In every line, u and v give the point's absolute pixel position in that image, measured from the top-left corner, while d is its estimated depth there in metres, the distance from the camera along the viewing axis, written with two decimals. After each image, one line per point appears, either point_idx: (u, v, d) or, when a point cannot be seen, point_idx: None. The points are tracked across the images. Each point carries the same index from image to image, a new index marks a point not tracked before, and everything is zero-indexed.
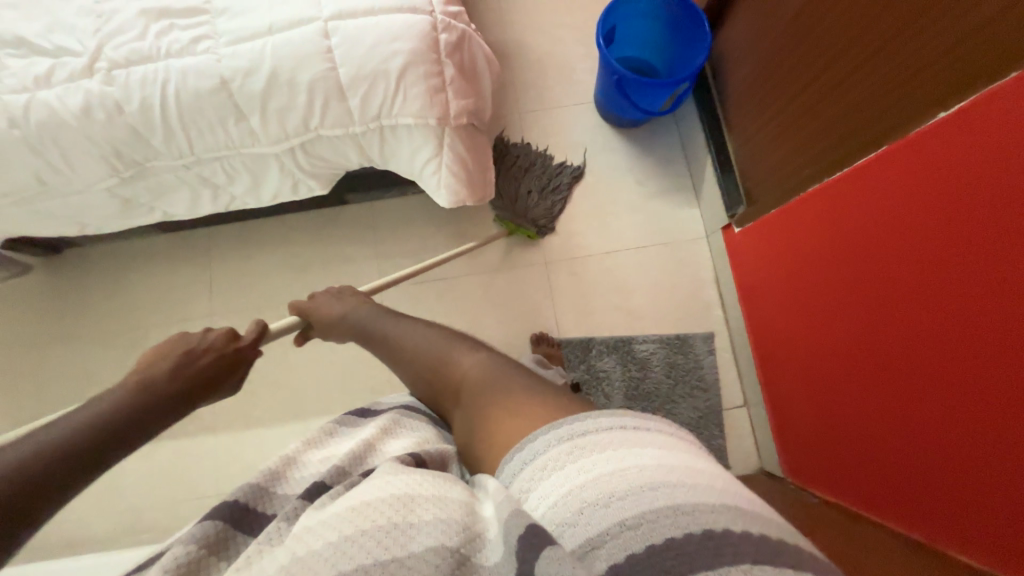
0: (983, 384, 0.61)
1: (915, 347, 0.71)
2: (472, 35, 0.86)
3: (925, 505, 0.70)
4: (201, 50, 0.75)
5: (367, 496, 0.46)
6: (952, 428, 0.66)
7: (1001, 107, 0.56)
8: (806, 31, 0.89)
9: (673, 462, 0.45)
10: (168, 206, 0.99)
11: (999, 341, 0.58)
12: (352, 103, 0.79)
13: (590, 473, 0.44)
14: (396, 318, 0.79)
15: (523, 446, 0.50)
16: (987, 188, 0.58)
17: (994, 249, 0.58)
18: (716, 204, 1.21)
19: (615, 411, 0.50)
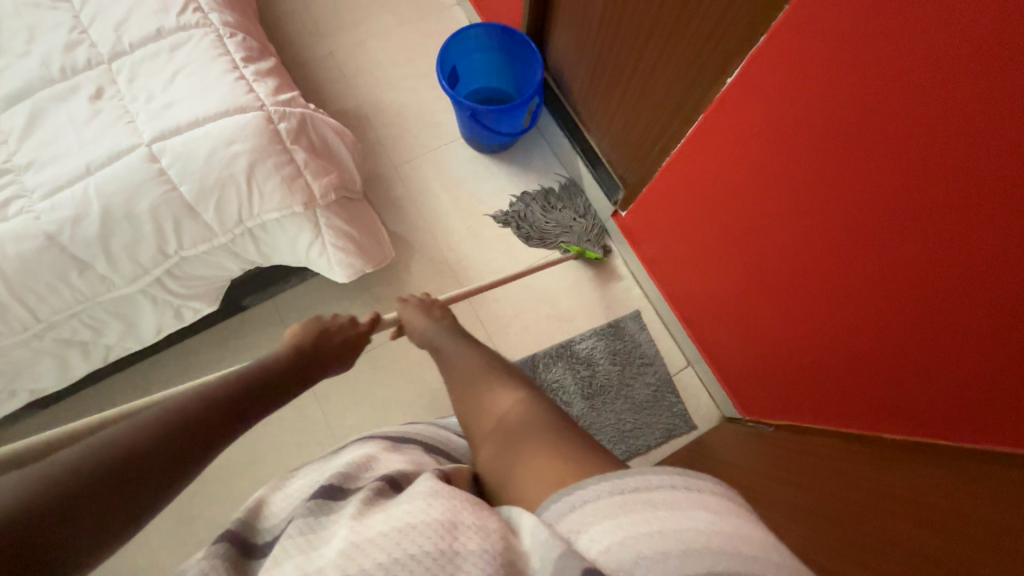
0: (887, 261, 0.70)
1: (813, 262, 0.81)
2: (313, 114, 0.87)
3: (881, 383, 0.78)
4: (14, 212, 0.68)
5: (410, 519, 0.42)
6: (877, 308, 0.74)
7: (793, 41, 0.67)
8: (617, 26, 1.01)
9: (730, 529, 0.40)
10: (32, 382, 0.87)
11: (884, 222, 0.67)
12: (207, 217, 0.76)
13: (646, 527, 0.40)
14: (450, 335, 0.78)
15: (573, 491, 0.44)
16: (816, 106, 0.68)
17: (845, 151, 0.67)
18: (600, 196, 1.30)
19: (666, 466, 0.46)
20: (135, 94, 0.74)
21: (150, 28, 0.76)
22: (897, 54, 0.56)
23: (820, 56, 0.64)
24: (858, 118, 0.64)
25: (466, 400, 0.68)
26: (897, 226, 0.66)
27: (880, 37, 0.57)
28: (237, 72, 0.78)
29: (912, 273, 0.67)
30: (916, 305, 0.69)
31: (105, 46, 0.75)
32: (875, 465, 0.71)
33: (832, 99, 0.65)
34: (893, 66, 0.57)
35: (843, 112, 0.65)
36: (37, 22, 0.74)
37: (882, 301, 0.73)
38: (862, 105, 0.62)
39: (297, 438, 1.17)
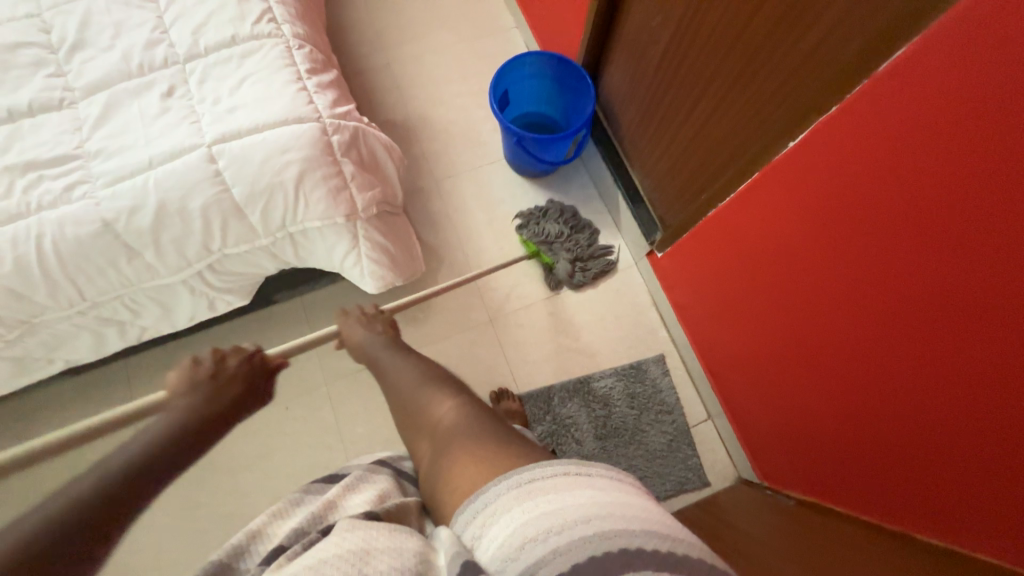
0: (928, 353, 0.66)
1: (853, 339, 0.78)
2: (365, 128, 0.88)
3: (907, 479, 0.73)
4: (77, 197, 0.71)
5: (325, 554, 0.44)
6: (912, 400, 0.70)
7: (856, 116, 0.65)
8: (673, 71, 1.00)
9: (608, 499, 0.46)
10: (69, 353, 0.91)
11: (929, 313, 0.64)
12: (253, 219, 0.78)
13: (533, 512, 0.45)
14: (393, 352, 0.77)
15: (476, 496, 0.49)
16: (873, 184, 0.65)
17: (895, 235, 0.65)
18: (637, 234, 1.28)
19: (558, 458, 0.50)
20: (203, 95, 0.77)
21: (225, 34, 0.80)
22: (963, 146, 0.54)
23: (885, 135, 0.62)
24: (914, 203, 0.61)
25: (408, 415, 0.69)
26: (942, 320, 0.63)
27: (950, 126, 0.54)
28: (300, 83, 0.81)
29: (954, 372, 0.63)
30: (955, 406, 0.64)
31: (182, 47, 0.79)
32: (883, 562, 0.67)
33: (892, 180, 0.63)
34: (959, 157, 0.54)
35: (899, 194, 0.62)
36: (124, 19, 0.79)
37: (919, 394, 0.69)
38: (920, 192, 0.59)
39: (307, 440, 1.17)
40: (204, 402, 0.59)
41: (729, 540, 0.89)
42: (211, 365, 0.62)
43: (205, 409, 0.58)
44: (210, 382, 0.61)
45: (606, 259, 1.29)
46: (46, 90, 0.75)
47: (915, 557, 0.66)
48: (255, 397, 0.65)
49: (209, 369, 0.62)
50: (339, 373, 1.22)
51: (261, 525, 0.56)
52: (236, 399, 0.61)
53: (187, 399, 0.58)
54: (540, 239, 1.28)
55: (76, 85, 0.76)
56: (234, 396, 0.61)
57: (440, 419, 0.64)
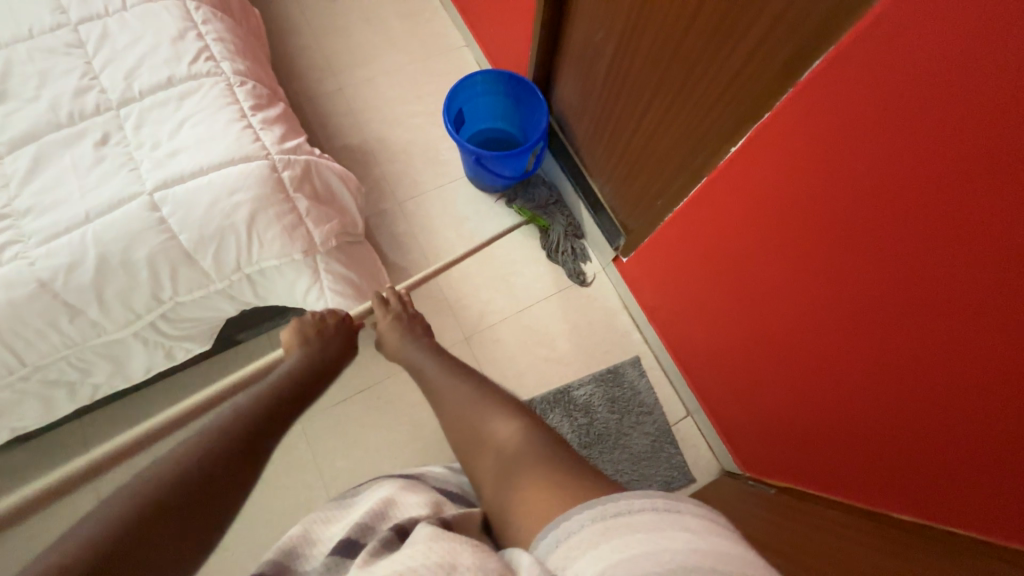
0: (886, 332, 0.71)
1: (817, 327, 0.81)
2: (318, 160, 0.87)
3: (879, 454, 0.77)
4: (9, 258, 0.67)
5: (413, 563, 0.45)
6: (876, 378, 0.75)
7: (795, 118, 0.69)
8: (620, 81, 1.03)
9: (708, 547, 0.40)
10: (14, 421, 0.85)
11: (883, 294, 0.68)
12: (204, 264, 0.75)
13: (623, 552, 0.41)
14: (434, 371, 0.78)
15: (558, 523, 0.47)
16: (818, 180, 0.70)
17: (844, 226, 0.69)
18: (601, 241, 1.30)
19: (647, 490, 0.46)
20: (141, 140, 0.74)
21: (161, 75, 0.77)
22: (902, 139, 0.58)
23: (827, 134, 0.66)
24: (862, 194, 0.65)
25: (467, 431, 0.67)
26: (895, 301, 0.67)
27: (887, 122, 0.58)
28: (244, 121, 0.79)
29: (917, 348, 0.67)
30: (920, 381, 0.68)
31: (115, 92, 0.75)
32: (877, 538, 0.69)
33: (839, 174, 0.66)
34: (899, 150, 0.58)
35: (848, 188, 0.66)
36: (49, 67, 0.75)
37: (885, 372, 0.73)
38: (868, 184, 0.63)
39: (285, 481, 1.13)
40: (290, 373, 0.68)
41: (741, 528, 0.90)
42: (314, 325, 0.77)
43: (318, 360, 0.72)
44: (317, 338, 0.75)
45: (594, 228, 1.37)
46: None
47: (897, 529, 0.69)
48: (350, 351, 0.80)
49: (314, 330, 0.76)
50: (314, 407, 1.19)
51: (294, 537, 0.58)
52: (338, 350, 0.76)
53: (296, 360, 0.71)
54: (533, 204, 1.35)
55: (0, 139, 0.71)
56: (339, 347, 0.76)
57: (500, 437, 0.63)
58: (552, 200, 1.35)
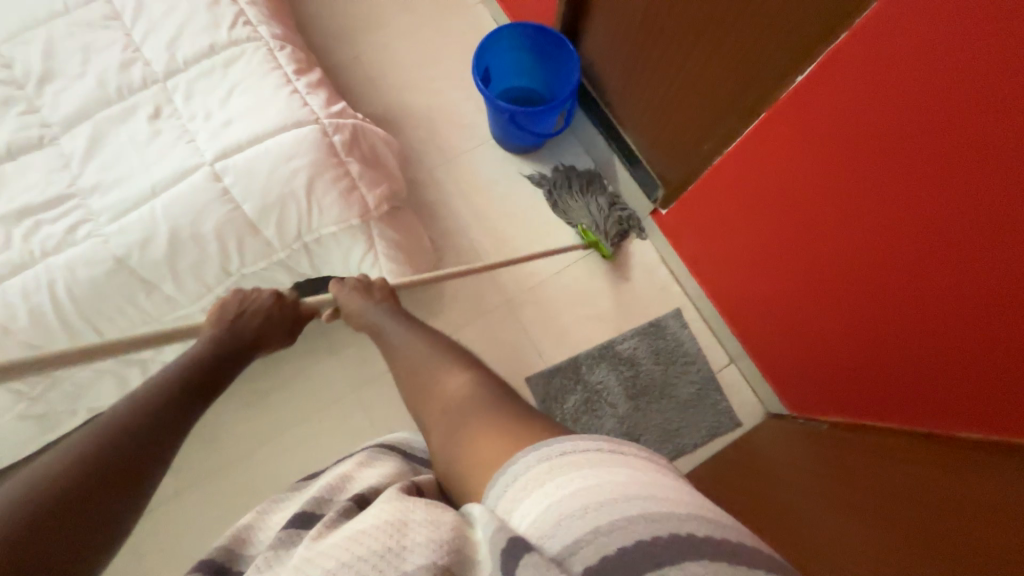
0: (939, 264, 0.73)
1: (880, 262, 0.80)
2: (363, 124, 0.86)
3: (928, 381, 0.81)
4: (83, 237, 0.68)
5: (365, 524, 0.44)
6: (927, 309, 0.77)
7: (850, 58, 0.68)
8: (657, 27, 0.99)
9: (646, 476, 0.43)
10: (92, 403, 0.87)
11: (938, 227, 0.70)
12: (268, 233, 0.75)
13: (567, 488, 0.41)
14: (395, 321, 0.77)
15: (507, 468, 0.47)
16: (872, 121, 0.70)
17: (899, 164, 0.70)
18: (638, 195, 1.28)
19: (593, 430, 0.47)
20: (193, 111, 0.73)
21: (201, 44, 0.75)
22: (994, 52, 0.55)
23: (890, 70, 0.64)
24: (943, 117, 0.62)
25: (415, 386, 0.68)
26: (951, 232, 0.69)
27: (980, 33, 0.55)
28: (290, 86, 0.77)
29: (998, 272, 0.66)
30: (993, 303, 0.68)
31: (160, 64, 0.74)
32: (947, 455, 0.71)
33: (917, 98, 0.63)
34: (991, 62, 0.55)
35: (928, 111, 0.63)
36: (91, 41, 0.74)
37: (944, 302, 0.75)
38: (951, 105, 0.61)
39: (346, 450, 1.17)
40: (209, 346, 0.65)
41: (786, 482, 0.92)
42: (239, 305, 0.70)
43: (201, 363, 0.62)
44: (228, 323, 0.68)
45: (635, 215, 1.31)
46: (23, 130, 0.70)
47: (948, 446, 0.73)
48: (283, 335, 0.73)
49: (237, 310, 0.69)
50: (365, 378, 1.22)
51: (251, 519, 0.56)
52: (258, 335, 0.70)
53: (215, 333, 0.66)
54: (585, 221, 1.29)
55: (54, 120, 0.71)
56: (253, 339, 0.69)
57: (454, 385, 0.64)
58: (595, 208, 1.29)
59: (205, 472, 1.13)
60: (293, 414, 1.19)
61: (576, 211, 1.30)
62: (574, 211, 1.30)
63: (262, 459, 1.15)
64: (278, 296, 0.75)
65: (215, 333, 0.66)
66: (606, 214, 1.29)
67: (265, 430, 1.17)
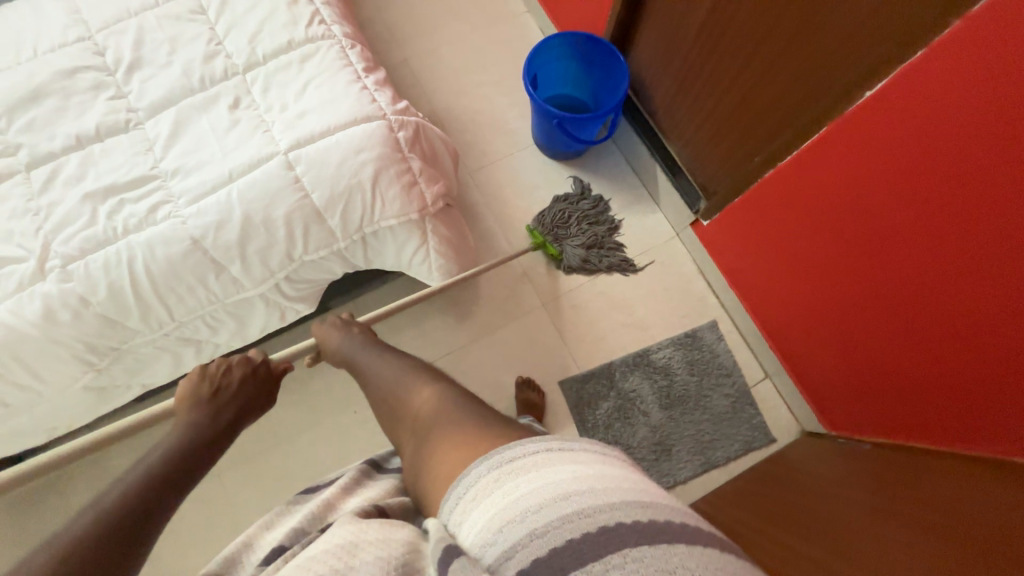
0: (984, 290, 0.72)
1: (930, 284, 0.79)
2: (424, 123, 0.88)
3: (972, 406, 0.80)
4: (162, 217, 0.71)
5: (314, 551, 0.46)
6: (972, 334, 0.77)
7: (911, 82, 0.69)
8: (713, 41, 1.01)
9: (588, 474, 0.45)
10: (145, 380, 0.88)
11: (985, 252, 0.70)
12: (332, 223, 0.78)
13: (510, 494, 0.44)
14: (369, 350, 0.77)
15: (458, 484, 0.49)
16: (926, 144, 0.71)
17: (950, 188, 0.70)
18: (679, 205, 1.29)
19: (541, 435, 0.50)
20: (269, 103, 0.76)
21: (281, 40, 0.79)
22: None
23: (952, 94, 0.65)
24: (1012, 138, 0.61)
25: (391, 404, 0.69)
26: (999, 258, 0.69)
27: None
28: (360, 82, 0.80)
29: None
30: None
31: (240, 57, 0.78)
32: (991, 483, 0.69)
33: (986, 116, 0.63)
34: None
35: (995, 130, 0.63)
36: (178, 33, 0.78)
37: (989, 328, 0.74)
38: (1021, 126, 0.60)
39: (378, 444, 1.18)
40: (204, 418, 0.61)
41: (808, 497, 0.91)
42: (212, 383, 0.64)
43: (212, 422, 0.61)
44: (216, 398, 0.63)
45: (621, 256, 1.29)
46: (111, 113, 0.74)
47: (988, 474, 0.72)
48: (264, 401, 0.69)
49: (211, 388, 0.64)
50: None
51: (237, 548, 0.57)
52: (239, 412, 0.64)
53: (193, 413, 0.61)
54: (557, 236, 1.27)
55: (140, 105, 0.75)
56: (237, 410, 0.64)
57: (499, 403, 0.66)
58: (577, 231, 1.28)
59: (241, 457, 1.15)
60: (328, 406, 1.20)
61: (561, 221, 1.29)
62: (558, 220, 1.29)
63: (297, 447, 1.17)
64: (246, 360, 0.69)
65: (191, 416, 0.60)
66: (578, 240, 1.28)
67: (301, 419, 1.19)
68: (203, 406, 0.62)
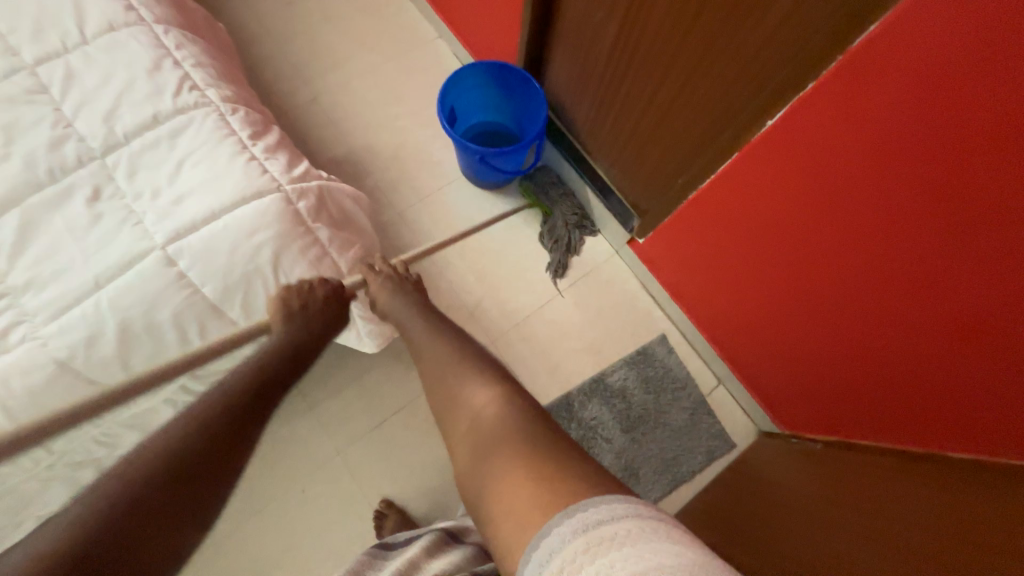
0: (905, 292, 0.76)
1: (866, 288, 0.81)
2: (329, 184, 0.81)
3: (910, 400, 0.84)
4: (16, 341, 0.60)
5: None
6: (900, 333, 0.80)
7: (816, 106, 0.71)
8: (626, 63, 1.00)
9: (703, 557, 0.36)
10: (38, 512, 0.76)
11: (902, 258, 0.73)
12: (234, 314, 0.70)
13: (607, 571, 0.36)
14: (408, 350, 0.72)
15: (551, 531, 0.42)
16: (837, 162, 0.73)
17: (863, 201, 0.73)
18: (613, 224, 1.28)
19: (632, 500, 0.43)
20: (138, 190, 0.67)
21: (145, 114, 0.69)
22: (980, 92, 0.55)
23: (853, 117, 0.68)
24: (923, 151, 0.63)
25: (444, 403, 0.64)
26: (916, 264, 0.72)
27: (957, 73, 0.56)
28: (247, 152, 0.72)
29: (963, 299, 0.69)
30: (959, 326, 0.72)
31: (97, 139, 0.67)
32: (941, 474, 0.72)
33: (901, 133, 0.64)
34: (963, 101, 0.57)
35: (904, 146, 0.64)
36: (14, 119, 0.66)
37: (915, 327, 0.77)
38: (935, 141, 0.61)
39: (334, 519, 1.09)
40: (292, 330, 0.69)
41: (779, 498, 0.92)
42: (299, 298, 0.70)
43: (303, 330, 0.70)
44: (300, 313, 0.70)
45: (564, 255, 1.29)
46: None
47: (932, 466, 0.75)
48: (338, 321, 0.75)
49: (299, 301, 0.70)
50: (351, 437, 1.15)
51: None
52: (318, 329, 0.72)
53: (285, 325, 0.68)
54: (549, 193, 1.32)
55: None
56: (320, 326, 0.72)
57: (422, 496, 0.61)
58: (564, 201, 1.31)
59: None
60: (274, 486, 1.10)
61: (561, 184, 1.33)
62: (560, 183, 1.33)
63: (241, 541, 1.06)
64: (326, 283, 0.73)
65: (284, 329, 0.68)
66: (561, 204, 1.31)
67: (243, 508, 1.08)
68: (289, 319, 0.69)
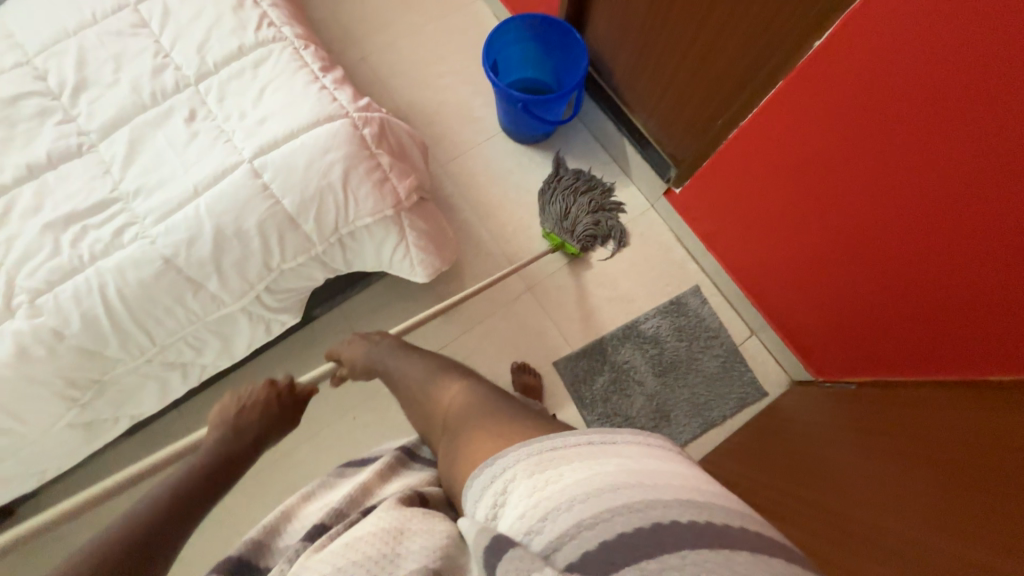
0: (936, 225, 0.76)
1: (902, 222, 0.80)
2: (388, 117, 0.86)
3: (942, 335, 0.84)
4: (130, 239, 0.69)
5: (361, 531, 0.50)
6: (930, 269, 0.81)
7: (849, 37, 0.72)
8: (665, 12, 1.02)
9: (634, 467, 0.45)
10: (134, 411, 0.87)
11: (932, 189, 0.74)
12: (307, 228, 0.77)
13: (554, 483, 0.44)
14: (396, 353, 0.79)
15: (492, 463, 0.50)
16: (869, 94, 0.74)
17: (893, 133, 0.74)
18: (650, 177, 1.30)
19: (581, 427, 0.50)
20: (227, 113, 0.75)
21: (230, 46, 0.77)
22: None
23: (885, 47, 0.68)
24: (953, 76, 0.64)
25: (417, 405, 0.73)
26: (946, 194, 0.73)
27: None
28: (318, 82, 0.79)
29: (992, 228, 0.70)
30: (990, 257, 0.72)
31: (190, 67, 0.75)
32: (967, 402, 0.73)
33: (937, 54, 0.64)
34: (996, 20, 0.57)
35: (935, 72, 0.65)
36: (122, 49, 0.75)
37: (946, 260, 0.78)
38: (966, 65, 0.62)
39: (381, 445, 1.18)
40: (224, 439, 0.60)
41: (815, 448, 0.91)
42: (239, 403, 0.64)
43: (237, 439, 0.61)
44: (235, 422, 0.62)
45: (616, 230, 1.31)
46: (62, 138, 0.71)
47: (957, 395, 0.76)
48: (288, 422, 0.68)
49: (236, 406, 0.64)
50: None
51: (291, 506, 0.63)
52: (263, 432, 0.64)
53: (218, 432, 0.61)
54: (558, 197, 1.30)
55: (91, 127, 0.72)
56: (260, 429, 0.63)
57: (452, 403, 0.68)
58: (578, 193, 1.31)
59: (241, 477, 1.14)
60: (327, 413, 1.19)
61: (560, 185, 1.31)
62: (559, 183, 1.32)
63: (298, 459, 1.16)
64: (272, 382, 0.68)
65: (214, 441, 0.60)
66: (579, 201, 1.30)
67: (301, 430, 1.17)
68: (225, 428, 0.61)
